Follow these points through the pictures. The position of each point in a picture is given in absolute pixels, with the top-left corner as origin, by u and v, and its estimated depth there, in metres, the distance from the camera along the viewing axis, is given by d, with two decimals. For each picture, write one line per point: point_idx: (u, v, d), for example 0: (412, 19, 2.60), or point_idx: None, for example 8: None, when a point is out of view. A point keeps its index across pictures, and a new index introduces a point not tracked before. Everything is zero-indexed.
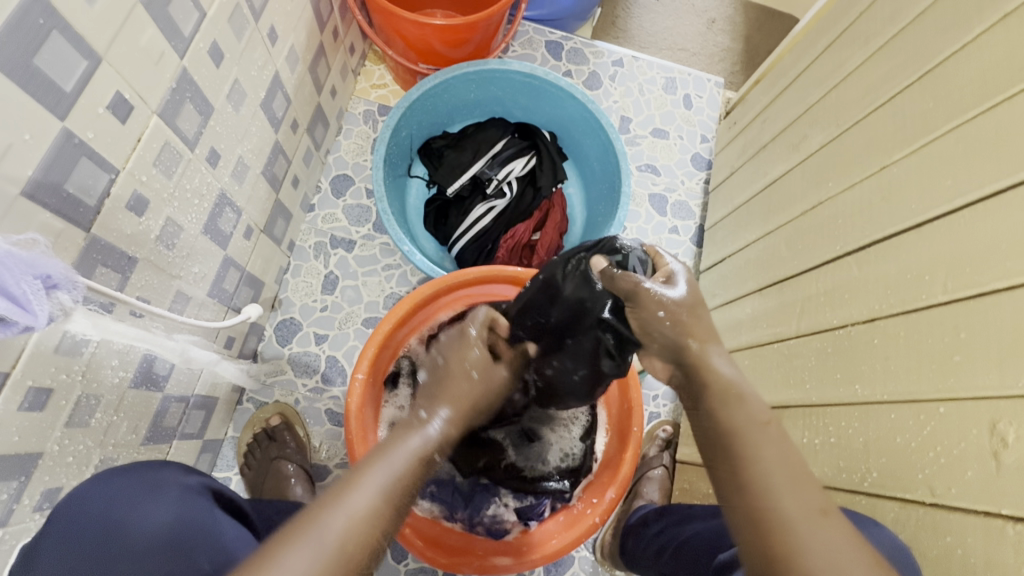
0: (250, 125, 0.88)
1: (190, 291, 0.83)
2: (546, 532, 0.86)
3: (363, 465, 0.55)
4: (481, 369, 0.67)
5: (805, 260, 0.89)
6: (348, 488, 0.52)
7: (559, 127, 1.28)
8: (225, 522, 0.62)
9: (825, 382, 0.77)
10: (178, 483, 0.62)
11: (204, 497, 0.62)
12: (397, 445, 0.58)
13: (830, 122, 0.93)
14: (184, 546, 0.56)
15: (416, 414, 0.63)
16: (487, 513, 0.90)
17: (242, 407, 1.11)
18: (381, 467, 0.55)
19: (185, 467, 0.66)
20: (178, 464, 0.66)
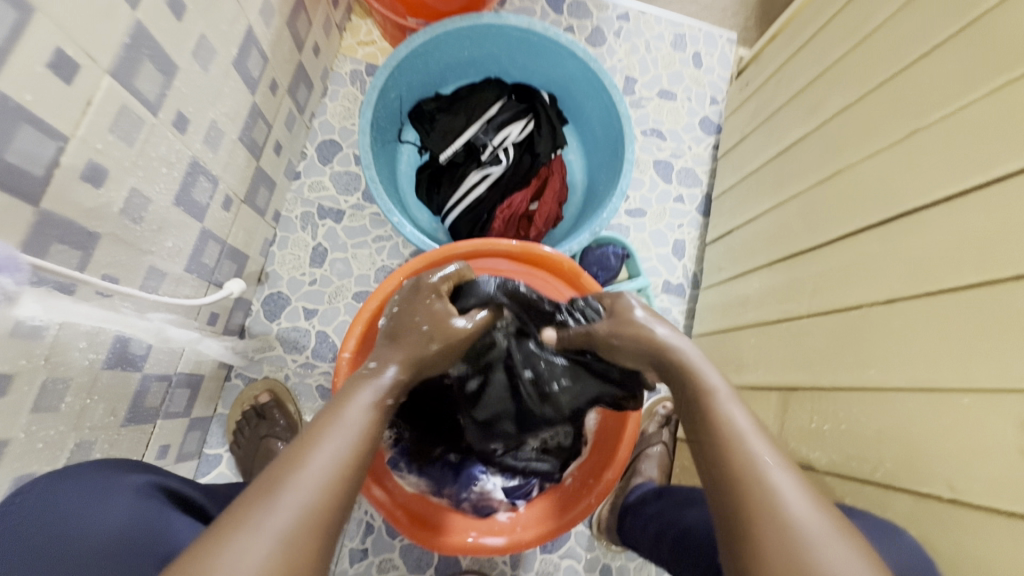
0: (222, 86, 0.81)
1: (165, 267, 0.78)
2: (534, 516, 0.84)
3: (315, 426, 0.49)
4: (433, 322, 0.63)
5: (820, 233, 0.83)
6: (310, 452, 0.47)
7: (558, 88, 1.20)
8: (183, 524, 0.59)
9: (834, 364, 0.73)
10: (124, 487, 0.58)
11: (156, 499, 0.59)
12: (358, 395, 0.54)
13: (853, 81, 0.85)
14: (137, 554, 0.53)
15: (364, 366, 0.59)
16: (475, 489, 0.84)
17: (230, 383, 1.08)
18: (348, 416, 0.51)
19: (132, 462, 0.65)
20: (121, 462, 0.63)
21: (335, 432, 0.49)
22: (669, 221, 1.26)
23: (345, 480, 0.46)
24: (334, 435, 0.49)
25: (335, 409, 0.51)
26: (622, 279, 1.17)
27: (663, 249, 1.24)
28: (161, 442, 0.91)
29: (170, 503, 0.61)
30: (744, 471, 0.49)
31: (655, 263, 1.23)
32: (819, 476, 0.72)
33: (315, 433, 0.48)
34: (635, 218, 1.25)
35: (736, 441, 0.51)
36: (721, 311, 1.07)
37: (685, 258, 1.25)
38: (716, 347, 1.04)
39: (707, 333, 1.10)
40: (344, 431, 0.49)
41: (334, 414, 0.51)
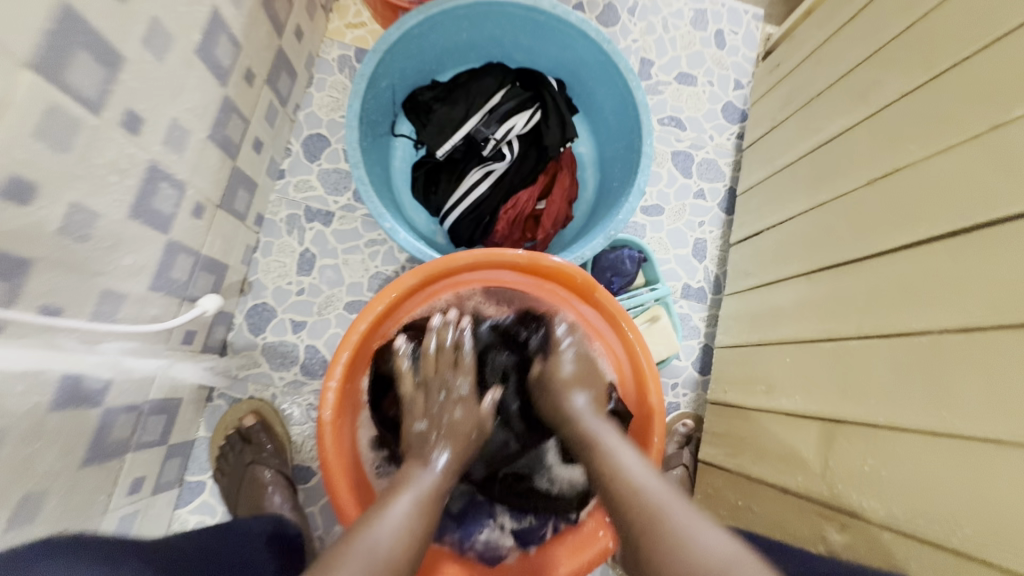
0: (185, 77, 0.71)
1: (123, 288, 0.69)
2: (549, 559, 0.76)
3: (386, 500, 0.62)
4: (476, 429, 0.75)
5: (874, 242, 0.72)
6: (379, 518, 0.59)
7: (567, 73, 1.08)
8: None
9: (895, 398, 0.63)
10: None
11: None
12: (416, 481, 0.65)
13: (914, 64, 0.74)
14: None
15: (421, 452, 0.70)
16: (480, 537, 0.78)
17: (213, 404, 0.99)
18: (409, 492, 0.64)
19: (90, 547, 0.50)
20: (80, 556, 0.48)
21: (402, 498, 0.63)
22: (689, 219, 1.15)
23: (412, 538, 0.59)
24: (402, 500, 0.62)
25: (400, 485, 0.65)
26: (638, 285, 1.07)
27: (683, 251, 1.14)
28: (134, 476, 0.82)
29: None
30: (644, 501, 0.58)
31: (673, 266, 1.13)
32: (873, 528, 0.63)
33: (388, 502, 0.62)
34: (651, 216, 1.14)
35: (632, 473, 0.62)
36: (749, 322, 0.97)
37: (706, 260, 1.14)
38: (744, 362, 0.94)
39: (732, 345, 1.00)
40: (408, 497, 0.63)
41: (399, 493, 0.64)
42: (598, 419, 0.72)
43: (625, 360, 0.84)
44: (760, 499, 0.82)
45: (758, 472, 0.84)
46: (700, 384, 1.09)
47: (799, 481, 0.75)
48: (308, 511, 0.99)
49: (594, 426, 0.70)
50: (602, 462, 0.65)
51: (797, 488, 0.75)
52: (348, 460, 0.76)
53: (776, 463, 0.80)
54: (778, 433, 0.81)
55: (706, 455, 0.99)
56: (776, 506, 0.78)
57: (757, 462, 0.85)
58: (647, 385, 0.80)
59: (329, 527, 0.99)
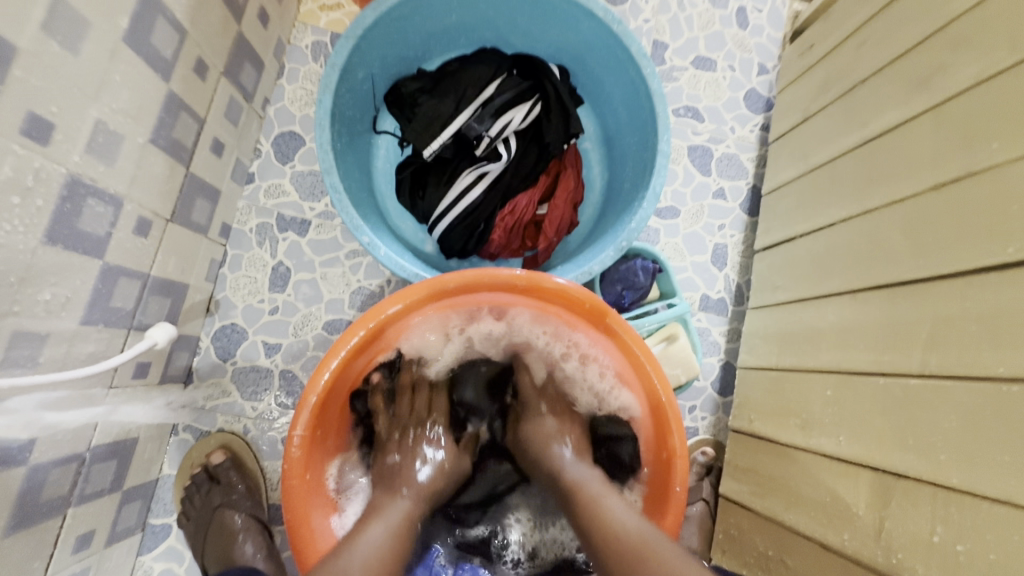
0: (111, 72, 0.59)
1: (43, 327, 0.58)
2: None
3: (362, 524, 0.61)
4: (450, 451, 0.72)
5: (943, 260, 0.60)
6: (360, 540, 0.58)
7: (571, 59, 0.95)
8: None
9: (974, 458, 0.52)
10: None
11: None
12: (384, 511, 0.63)
13: (993, 44, 0.61)
14: None
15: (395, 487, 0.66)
16: None
17: (177, 439, 0.89)
18: (389, 515, 0.62)
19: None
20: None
21: (375, 526, 0.61)
22: (707, 222, 1.03)
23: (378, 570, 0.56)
24: (374, 532, 0.60)
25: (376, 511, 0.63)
26: (652, 299, 0.96)
27: (701, 258, 1.01)
28: (80, 531, 0.72)
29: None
30: (623, 553, 0.56)
31: (690, 275, 1.01)
32: None
33: (359, 532, 0.60)
34: (666, 220, 1.02)
35: (613, 522, 0.59)
36: (779, 342, 0.85)
37: (726, 267, 1.02)
38: (774, 390, 0.83)
39: (759, 368, 0.88)
40: (381, 526, 0.61)
41: (372, 520, 0.62)
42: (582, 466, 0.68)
43: (641, 393, 0.72)
44: (795, 552, 0.71)
45: (790, 521, 0.73)
46: (721, 407, 0.98)
47: (844, 540, 0.64)
48: (286, 556, 0.89)
49: (578, 472, 0.67)
50: (583, 508, 0.62)
51: (842, 548, 0.64)
52: (319, 519, 0.65)
53: (814, 513, 0.69)
54: (817, 478, 0.70)
55: (729, 490, 0.88)
56: (816, 566, 0.67)
57: (789, 508, 0.73)
58: (666, 423, 0.68)
59: None
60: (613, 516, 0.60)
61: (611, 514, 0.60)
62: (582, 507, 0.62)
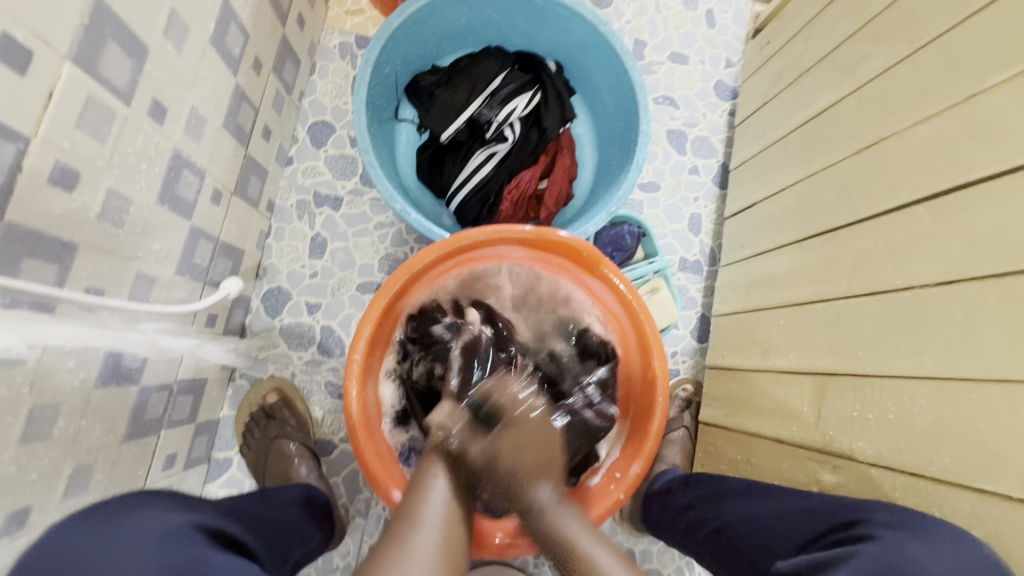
0: (200, 67, 0.73)
1: (154, 272, 0.72)
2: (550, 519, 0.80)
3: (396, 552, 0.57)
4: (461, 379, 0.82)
5: (863, 208, 0.77)
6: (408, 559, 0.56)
7: (565, 55, 1.11)
8: (223, 563, 0.54)
9: (881, 351, 0.68)
10: (153, 528, 0.54)
11: (192, 539, 0.55)
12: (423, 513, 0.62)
13: (899, 37, 0.78)
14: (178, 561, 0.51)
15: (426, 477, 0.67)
16: None
17: (235, 384, 1.04)
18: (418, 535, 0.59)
19: (170, 502, 0.61)
20: (161, 506, 0.59)
21: (420, 533, 0.60)
22: (684, 194, 1.19)
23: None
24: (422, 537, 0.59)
25: (416, 505, 0.63)
26: (638, 259, 1.12)
27: (679, 225, 1.18)
28: (167, 452, 0.87)
29: (210, 542, 0.57)
30: None
31: (671, 240, 1.17)
32: (861, 467, 0.69)
33: (415, 516, 0.62)
34: (648, 193, 1.18)
35: None
36: (745, 290, 1.02)
37: (702, 234, 1.19)
38: (741, 329, 1.00)
39: (730, 313, 1.05)
40: (429, 531, 0.60)
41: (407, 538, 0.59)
42: (565, 511, 0.67)
43: (628, 327, 0.89)
44: (758, 452, 0.87)
45: (756, 428, 0.89)
46: (699, 351, 1.15)
47: (794, 432, 0.81)
48: (332, 482, 1.04)
49: (561, 521, 0.66)
50: (578, 562, 0.62)
51: (793, 439, 0.81)
52: (376, 436, 0.82)
53: (773, 418, 0.86)
54: (774, 391, 0.87)
55: (706, 417, 1.05)
56: (773, 457, 0.83)
57: (754, 418, 0.90)
58: (649, 345, 0.84)
59: (352, 495, 1.04)
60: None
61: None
62: (575, 564, 0.62)
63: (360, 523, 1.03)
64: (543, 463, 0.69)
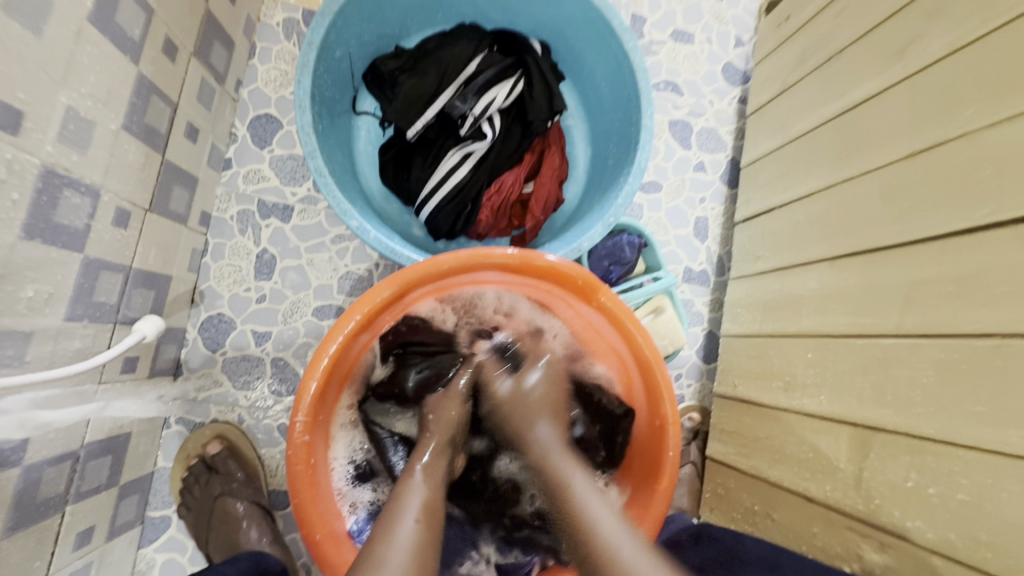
0: (76, 55, 0.56)
1: (27, 325, 0.56)
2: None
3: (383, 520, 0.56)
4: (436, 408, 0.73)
5: (916, 225, 0.63)
6: (398, 522, 0.56)
7: (551, 34, 0.95)
8: None
9: (948, 410, 0.55)
10: None
11: None
12: (412, 482, 0.62)
13: (967, 12, 0.63)
14: None
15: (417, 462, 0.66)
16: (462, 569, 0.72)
17: (170, 431, 0.88)
18: (410, 501, 0.59)
19: None
20: None
21: (410, 497, 0.60)
22: (689, 195, 1.05)
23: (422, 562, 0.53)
24: (407, 519, 0.57)
25: (383, 539, 0.54)
26: (638, 273, 0.98)
27: (683, 231, 1.04)
28: (79, 527, 0.72)
29: None
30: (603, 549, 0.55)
31: (674, 248, 1.03)
32: (920, 552, 0.56)
33: (398, 502, 0.59)
34: (649, 194, 1.03)
35: (595, 516, 0.58)
36: (761, 310, 0.88)
37: (708, 240, 1.04)
38: (758, 355, 0.86)
39: (742, 335, 0.92)
40: (414, 501, 0.59)
41: (398, 503, 0.59)
42: (566, 457, 0.67)
43: (632, 365, 0.75)
44: (781, 506, 0.75)
45: (775, 477, 0.77)
46: (706, 373, 1.01)
47: (827, 491, 0.68)
48: (289, 539, 0.90)
49: (560, 462, 0.66)
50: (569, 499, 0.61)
51: (826, 498, 0.68)
52: (328, 502, 0.67)
53: (799, 469, 0.73)
54: (800, 437, 0.74)
55: (715, 452, 0.92)
56: (800, 517, 0.72)
57: (774, 465, 0.77)
58: (658, 388, 0.70)
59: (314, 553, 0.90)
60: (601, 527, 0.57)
61: (595, 521, 0.57)
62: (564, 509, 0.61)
63: None
64: (552, 409, 0.73)
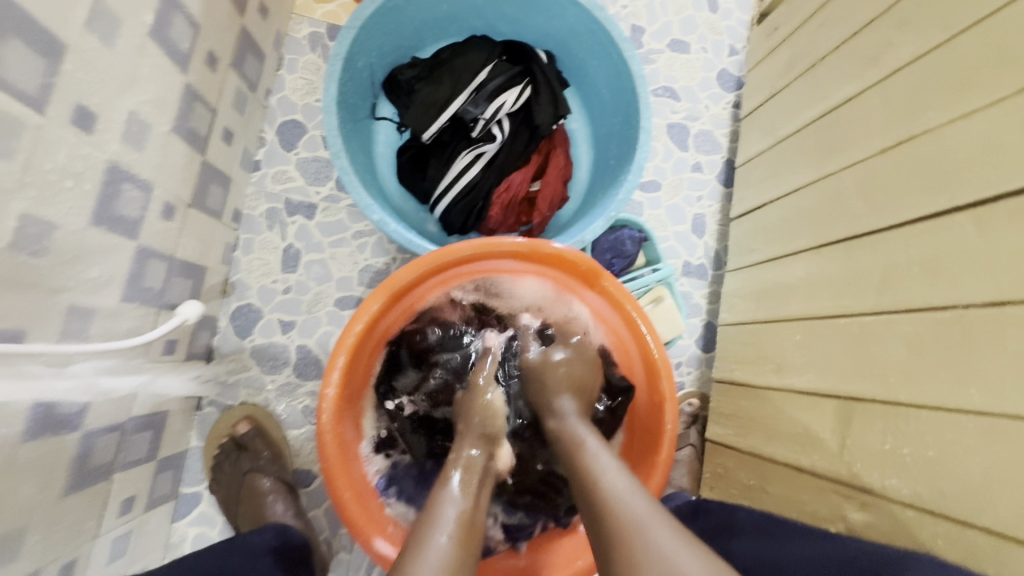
0: (138, 65, 0.63)
1: (91, 303, 0.63)
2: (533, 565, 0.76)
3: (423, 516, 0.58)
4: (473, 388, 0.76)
5: (890, 213, 0.69)
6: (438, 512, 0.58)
7: (556, 45, 1.02)
8: None
9: (916, 377, 0.61)
10: None
11: None
12: (449, 482, 0.62)
13: (932, 20, 0.69)
14: None
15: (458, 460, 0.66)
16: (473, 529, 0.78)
17: (203, 413, 0.95)
18: (449, 491, 0.60)
19: None
20: None
21: (448, 491, 0.60)
22: (687, 194, 1.11)
23: (462, 551, 0.54)
24: (449, 510, 0.58)
25: (419, 540, 0.54)
26: (639, 265, 1.04)
27: (682, 227, 1.10)
28: (124, 495, 0.78)
29: None
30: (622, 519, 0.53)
31: (673, 243, 1.09)
32: (895, 509, 0.61)
33: (434, 500, 0.59)
34: (648, 193, 1.10)
35: (613, 489, 0.57)
36: (755, 299, 0.94)
37: (705, 235, 1.10)
38: (752, 341, 0.92)
39: (737, 323, 0.97)
40: (454, 498, 0.60)
41: (437, 498, 0.60)
42: (586, 427, 0.67)
43: (633, 348, 0.80)
44: (774, 479, 0.80)
45: (769, 453, 0.82)
46: (705, 361, 1.07)
47: (814, 461, 0.73)
48: (312, 515, 0.96)
49: (578, 431, 0.66)
50: (581, 462, 0.62)
51: (813, 467, 0.73)
52: (353, 467, 0.73)
53: (789, 442, 0.78)
54: (790, 413, 0.79)
55: (714, 434, 0.97)
56: (789, 487, 0.77)
57: (768, 442, 0.82)
58: (657, 368, 0.76)
59: (335, 529, 0.96)
60: (613, 489, 0.56)
61: (608, 482, 0.57)
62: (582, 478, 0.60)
63: (343, 558, 0.95)
64: (578, 385, 0.74)
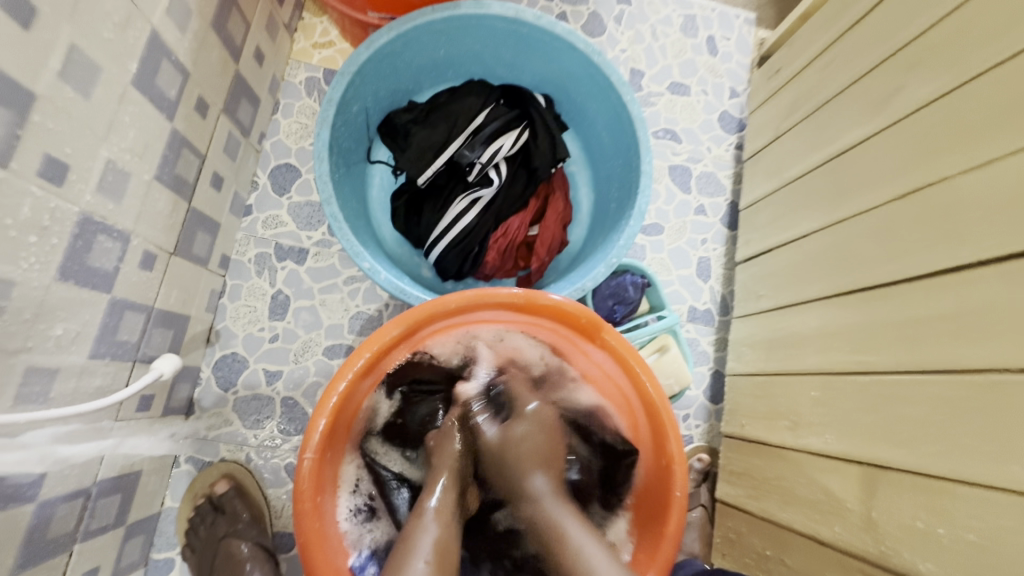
0: (118, 113, 0.61)
1: (54, 361, 0.59)
2: None
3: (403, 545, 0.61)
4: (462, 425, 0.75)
5: (911, 264, 0.65)
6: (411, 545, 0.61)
7: (554, 88, 1.01)
8: None
9: (954, 447, 0.55)
10: None
11: None
12: (425, 512, 0.65)
13: (940, 65, 0.67)
14: None
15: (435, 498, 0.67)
16: None
17: (178, 470, 0.89)
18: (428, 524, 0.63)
19: None
20: None
21: (423, 529, 0.63)
22: (691, 237, 1.07)
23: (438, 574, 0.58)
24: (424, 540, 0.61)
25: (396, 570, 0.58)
26: (642, 312, 1.00)
27: (686, 271, 1.06)
28: (85, 567, 0.72)
29: None
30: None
31: (677, 288, 1.05)
32: None
33: (413, 535, 0.62)
34: (651, 236, 1.06)
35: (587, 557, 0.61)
36: (765, 349, 0.89)
37: (711, 279, 1.06)
38: (763, 394, 0.86)
39: (748, 374, 0.92)
40: (430, 528, 0.63)
41: (415, 530, 0.63)
42: (558, 501, 0.68)
43: (634, 402, 0.75)
44: (794, 551, 0.73)
45: (786, 520, 0.75)
46: (714, 414, 1.01)
47: (838, 534, 0.67)
48: None
49: (554, 511, 0.66)
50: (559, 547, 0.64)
51: (836, 541, 0.67)
52: (331, 542, 0.67)
53: (809, 510, 0.72)
54: (809, 477, 0.73)
55: (724, 495, 0.90)
56: (813, 561, 0.70)
57: (784, 508, 0.76)
58: (663, 427, 0.70)
59: None
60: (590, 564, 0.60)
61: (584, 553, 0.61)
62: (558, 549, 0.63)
63: None
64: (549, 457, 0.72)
